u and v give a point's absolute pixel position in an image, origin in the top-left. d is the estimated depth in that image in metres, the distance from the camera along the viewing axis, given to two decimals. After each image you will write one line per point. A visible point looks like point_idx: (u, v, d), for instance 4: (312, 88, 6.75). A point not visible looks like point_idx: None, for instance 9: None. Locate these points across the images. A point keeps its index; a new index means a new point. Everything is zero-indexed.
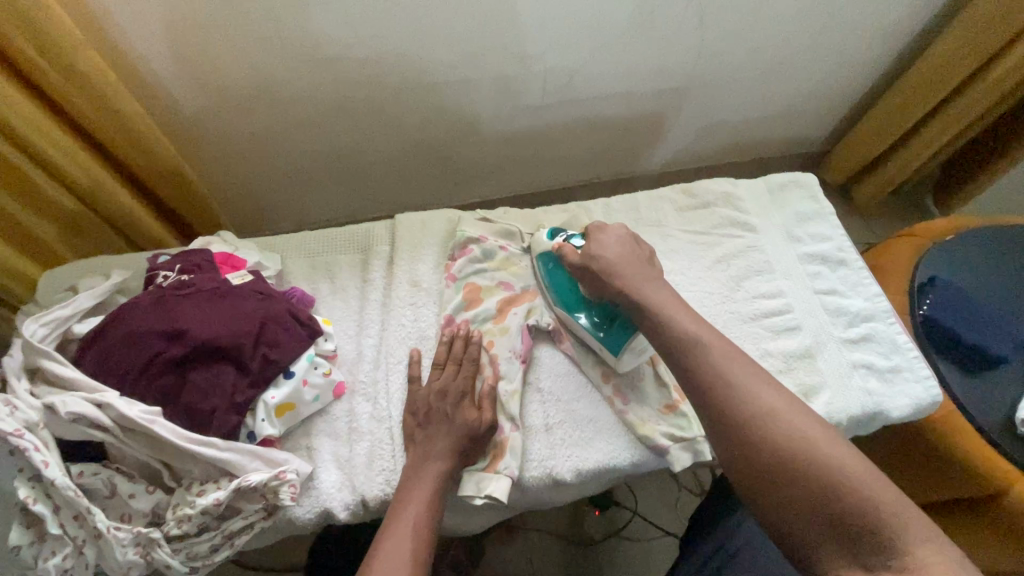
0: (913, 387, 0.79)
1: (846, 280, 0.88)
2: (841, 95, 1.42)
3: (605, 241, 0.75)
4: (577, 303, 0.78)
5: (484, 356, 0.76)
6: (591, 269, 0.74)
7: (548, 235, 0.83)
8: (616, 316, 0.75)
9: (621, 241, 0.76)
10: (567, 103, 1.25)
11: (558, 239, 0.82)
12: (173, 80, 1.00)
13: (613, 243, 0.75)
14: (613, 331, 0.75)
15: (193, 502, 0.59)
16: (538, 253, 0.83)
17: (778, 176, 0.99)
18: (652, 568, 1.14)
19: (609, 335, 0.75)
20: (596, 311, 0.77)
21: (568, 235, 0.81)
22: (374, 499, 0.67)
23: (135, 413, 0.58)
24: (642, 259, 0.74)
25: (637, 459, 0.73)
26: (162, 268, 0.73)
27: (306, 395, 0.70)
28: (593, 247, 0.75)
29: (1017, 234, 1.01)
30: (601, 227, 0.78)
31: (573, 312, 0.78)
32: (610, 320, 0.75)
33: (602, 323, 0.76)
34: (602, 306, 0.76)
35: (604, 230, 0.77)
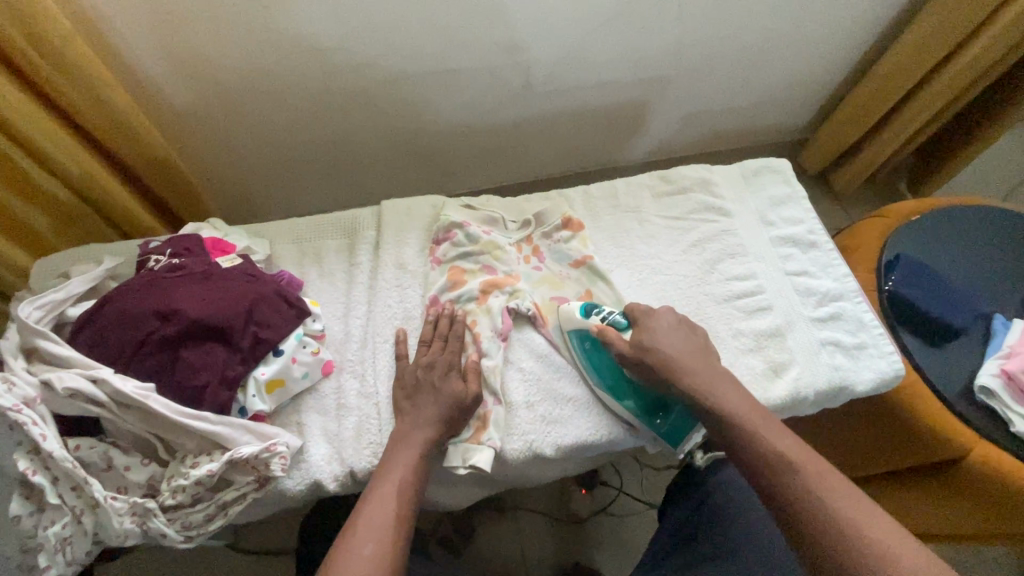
0: (878, 362, 0.83)
1: (816, 261, 0.92)
2: (819, 84, 1.45)
3: (657, 331, 0.75)
4: (625, 389, 0.78)
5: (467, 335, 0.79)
6: (646, 364, 0.73)
7: (583, 312, 0.80)
8: (672, 404, 0.77)
9: (671, 327, 0.76)
10: (552, 93, 1.27)
11: (594, 318, 0.79)
12: (160, 71, 1.01)
13: (665, 331, 0.76)
14: (670, 419, 0.77)
15: (187, 473, 0.62)
16: (570, 330, 0.80)
17: (753, 161, 1.02)
18: (637, 542, 1.17)
19: (663, 420, 0.77)
20: (643, 396, 0.77)
21: (606, 315, 0.79)
22: (362, 471, 0.70)
23: (129, 388, 0.61)
24: (700, 350, 0.75)
25: (612, 434, 0.77)
26: (153, 252, 0.75)
27: (295, 372, 0.72)
28: (646, 339, 0.74)
29: (981, 212, 1.04)
30: (647, 311, 0.78)
31: (621, 398, 0.77)
32: (664, 410, 0.77)
33: (658, 411, 0.77)
34: (651, 391, 0.77)
35: (653, 315, 0.77)
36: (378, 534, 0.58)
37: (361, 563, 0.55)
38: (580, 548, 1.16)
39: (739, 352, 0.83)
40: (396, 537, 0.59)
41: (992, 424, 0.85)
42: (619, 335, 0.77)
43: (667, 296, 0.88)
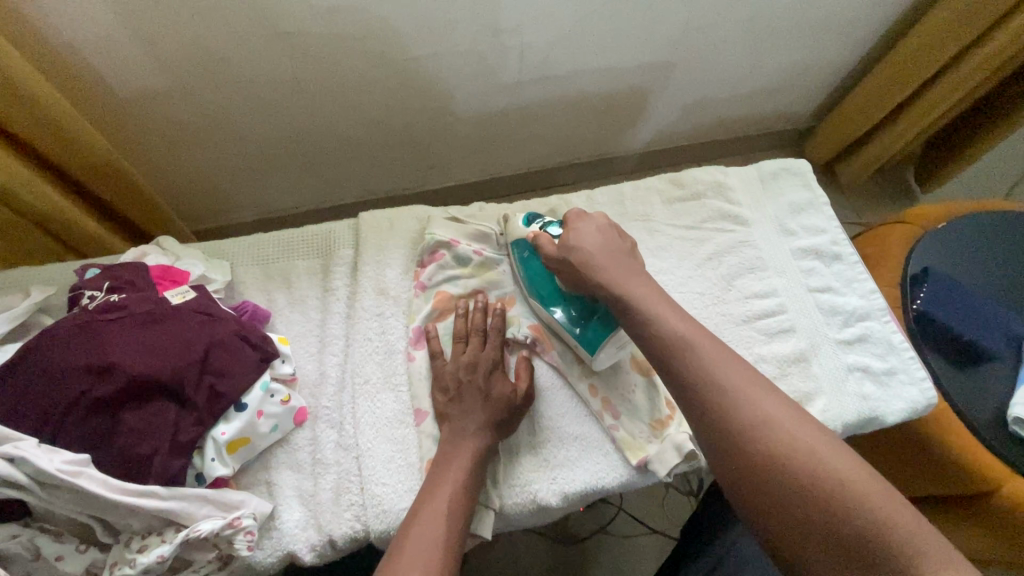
0: (909, 390, 0.76)
1: (841, 277, 0.83)
2: (831, 70, 1.35)
3: (584, 230, 0.68)
4: (555, 296, 0.72)
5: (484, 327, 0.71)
6: (567, 262, 0.66)
7: (525, 221, 0.75)
8: (596, 307, 0.69)
9: (602, 230, 0.68)
10: (545, 80, 1.15)
11: (535, 226, 0.75)
12: (94, 60, 0.87)
13: (599, 252, 0.66)
14: (591, 325, 0.69)
15: (133, 560, 0.53)
16: (513, 241, 0.76)
17: (770, 163, 0.93)
18: (639, 563, 1.12)
19: (586, 331, 0.69)
20: (573, 304, 0.71)
21: (546, 223, 0.74)
22: (343, 539, 0.61)
23: (55, 466, 0.51)
24: (625, 252, 0.67)
25: (625, 480, 0.68)
26: (87, 287, 0.63)
27: (262, 427, 0.63)
28: (570, 238, 0.67)
29: (1008, 217, 0.97)
30: (580, 215, 0.70)
31: (550, 305, 0.72)
32: (589, 315, 0.70)
33: (580, 317, 0.70)
34: (580, 299, 0.70)
35: (583, 218, 0.69)
36: (423, 559, 0.50)
37: None
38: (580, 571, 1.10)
39: None
40: (442, 558, 0.51)
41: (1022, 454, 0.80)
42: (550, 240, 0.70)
43: None
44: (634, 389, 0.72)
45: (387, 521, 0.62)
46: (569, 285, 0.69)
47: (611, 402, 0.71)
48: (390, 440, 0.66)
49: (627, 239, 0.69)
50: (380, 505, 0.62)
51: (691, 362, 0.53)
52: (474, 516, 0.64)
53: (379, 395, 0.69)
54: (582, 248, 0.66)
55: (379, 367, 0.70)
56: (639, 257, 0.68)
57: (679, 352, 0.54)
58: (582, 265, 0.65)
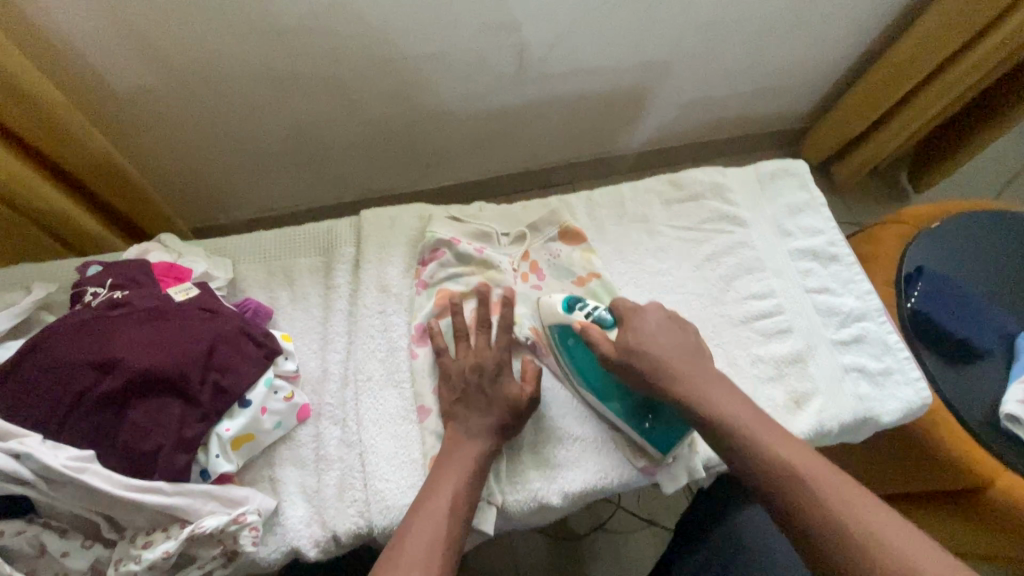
0: (904, 390, 0.77)
1: (837, 277, 0.85)
2: (825, 72, 1.36)
3: (642, 325, 0.65)
4: (613, 392, 0.69)
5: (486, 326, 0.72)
6: (632, 367, 0.63)
7: (566, 306, 0.70)
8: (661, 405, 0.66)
9: (661, 324, 0.66)
10: (544, 80, 1.16)
11: (576, 313, 0.69)
12: (93, 57, 0.87)
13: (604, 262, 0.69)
14: (660, 426, 0.67)
15: (138, 556, 0.53)
16: (554, 325, 0.71)
17: (767, 163, 0.94)
18: (636, 560, 1.12)
19: (657, 430, 0.67)
20: (636, 401, 0.68)
21: (591, 311, 0.69)
22: (346, 535, 0.62)
23: (60, 462, 0.51)
24: (692, 349, 0.65)
25: (626, 479, 0.69)
26: (90, 283, 0.63)
27: (266, 424, 0.63)
28: (632, 338, 0.64)
29: (1000, 218, 0.99)
30: (635, 308, 0.67)
31: (608, 401, 0.69)
32: (654, 411, 0.67)
33: (647, 413, 0.67)
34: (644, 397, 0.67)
35: (640, 313, 0.67)
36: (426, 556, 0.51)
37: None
38: (577, 568, 1.11)
39: (758, 382, 0.76)
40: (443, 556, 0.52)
41: (1015, 452, 0.81)
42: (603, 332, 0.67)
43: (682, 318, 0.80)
44: None
45: (391, 517, 0.62)
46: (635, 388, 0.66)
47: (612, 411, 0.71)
48: (393, 437, 0.67)
49: (685, 325, 0.68)
50: (384, 501, 0.62)
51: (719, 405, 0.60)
52: (476, 512, 0.64)
53: (382, 392, 0.69)
54: (649, 355, 0.63)
55: (382, 365, 0.71)
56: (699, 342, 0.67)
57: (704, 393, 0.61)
58: (651, 373, 0.63)
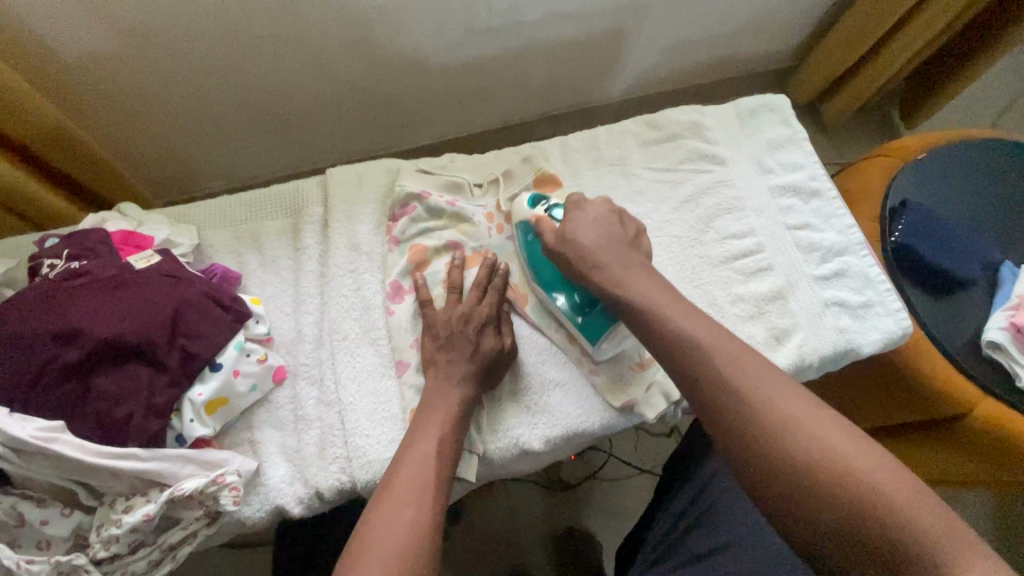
0: (884, 321, 0.77)
1: (819, 213, 0.83)
2: (813, 5, 1.30)
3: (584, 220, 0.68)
4: (557, 283, 0.71)
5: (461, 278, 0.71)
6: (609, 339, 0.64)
7: (529, 202, 0.74)
8: (596, 299, 0.68)
9: (600, 220, 0.68)
10: (516, 26, 1.09)
11: (539, 209, 0.73)
12: (29, 19, 0.80)
13: (590, 223, 0.67)
14: (593, 316, 0.68)
15: (119, 520, 0.53)
16: (519, 223, 0.75)
17: (748, 99, 0.90)
18: (629, 503, 1.15)
19: (588, 321, 0.68)
20: (576, 292, 0.69)
21: (550, 205, 0.72)
22: (329, 490, 0.62)
23: (27, 433, 0.50)
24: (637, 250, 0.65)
25: (607, 422, 0.69)
26: (46, 255, 0.61)
27: (240, 387, 0.62)
28: (568, 226, 0.67)
29: (984, 146, 0.97)
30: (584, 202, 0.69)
31: (551, 291, 0.71)
32: (591, 304, 0.68)
33: (582, 305, 0.69)
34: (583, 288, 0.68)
35: (582, 207, 0.69)
36: (416, 491, 0.53)
37: (405, 525, 0.50)
38: (571, 515, 1.13)
39: (738, 322, 0.76)
40: (429, 499, 0.53)
41: (996, 378, 0.82)
42: (552, 224, 0.70)
43: (660, 263, 0.79)
44: None
45: (374, 470, 0.62)
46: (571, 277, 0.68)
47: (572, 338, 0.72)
48: (372, 392, 0.66)
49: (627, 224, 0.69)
50: (365, 456, 0.63)
51: (806, 445, 0.46)
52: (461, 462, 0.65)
53: (358, 349, 0.68)
54: (577, 240, 0.66)
55: (357, 323, 0.70)
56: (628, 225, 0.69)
57: (797, 436, 0.47)
58: None
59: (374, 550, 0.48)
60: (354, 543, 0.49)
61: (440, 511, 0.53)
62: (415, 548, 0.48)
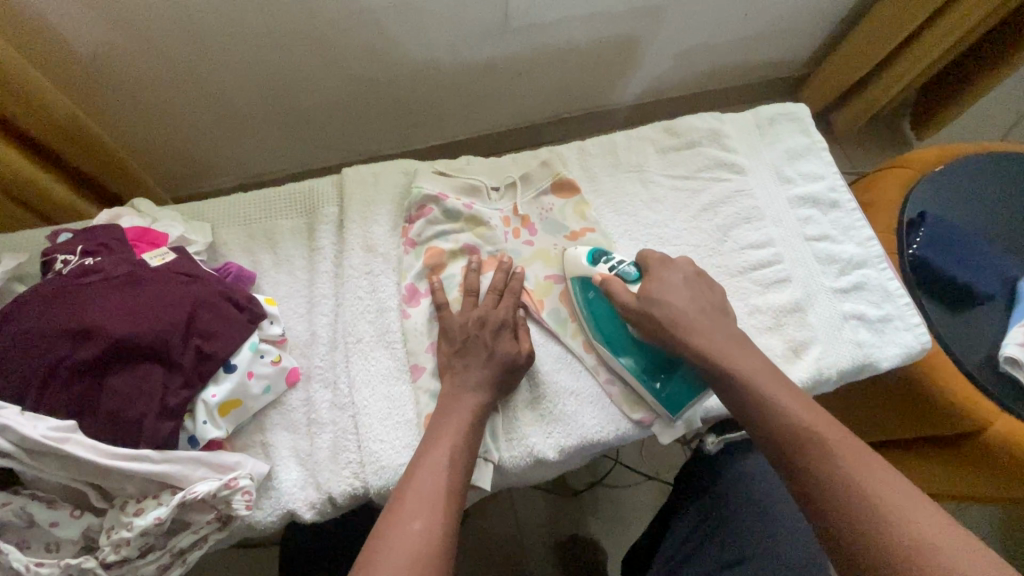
0: (903, 335, 0.76)
1: (838, 224, 0.82)
2: (828, 14, 1.30)
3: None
4: (624, 344, 0.69)
5: (478, 285, 0.70)
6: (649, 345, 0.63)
7: (590, 258, 0.71)
8: (677, 364, 0.67)
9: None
10: (531, 28, 1.08)
11: (601, 265, 0.71)
12: (43, 10, 0.79)
13: (673, 281, 0.67)
14: (673, 379, 0.66)
15: (130, 523, 0.52)
16: (576, 277, 0.72)
17: (767, 108, 0.90)
18: (635, 511, 1.14)
19: (667, 386, 0.67)
20: (648, 355, 0.68)
21: (615, 264, 0.70)
22: (342, 495, 0.61)
23: (39, 433, 0.49)
24: None
25: (623, 433, 0.68)
26: (60, 251, 0.60)
27: (254, 389, 0.61)
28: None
29: (1001, 160, 0.96)
30: (658, 260, 0.69)
31: (618, 352, 0.69)
32: (667, 368, 0.67)
33: (659, 370, 0.67)
34: (658, 352, 0.67)
35: (664, 266, 0.69)
36: (429, 500, 0.52)
37: (421, 534, 0.49)
38: (578, 522, 1.12)
39: (756, 333, 0.75)
40: (446, 507, 0.52)
41: (1014, 394, 0.81)
42: (625, 285, 0.68)
43: None
44: None
45: (387, 476, 0.61)
46: (648, 337, 0.67)
47: (592, 342, 0.72)
48: (386, 396, 0.65)
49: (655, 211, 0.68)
50: (379, 461, 0.62)
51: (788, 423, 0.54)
52: (475, 469, 0.64)
53: (373, 352, 0.67)
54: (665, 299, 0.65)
55: (372, 326, 0.69)
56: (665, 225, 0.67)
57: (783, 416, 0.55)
58: None
59: (390, 559, 0.47)
60: (367, 553, 0.48)
61: (455, 519, 0.52)
62: (430, 556, 0.48)
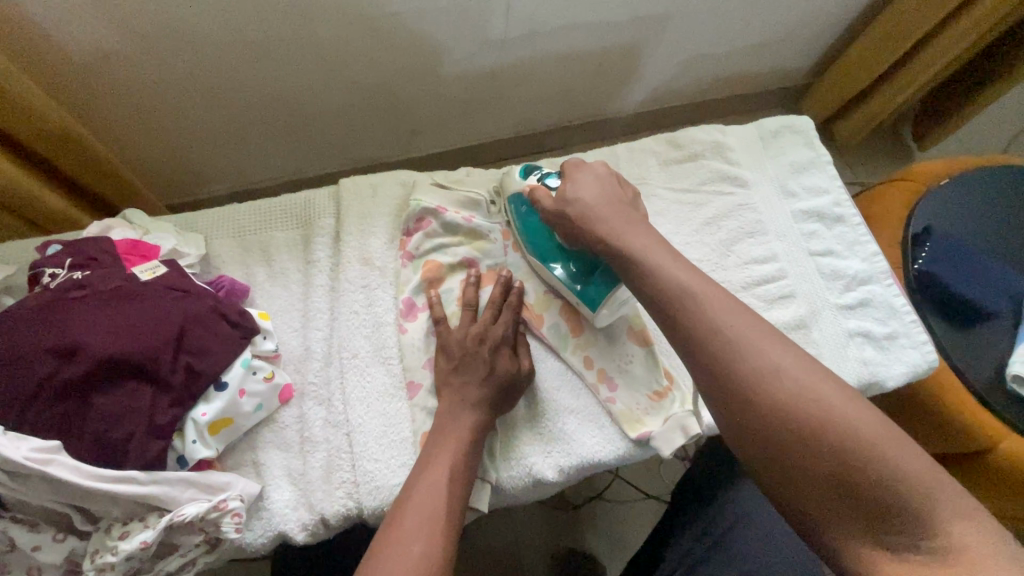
0: (909, 353, 0.75)
1: (843, 239, 0.81)
2: (831, 25, 1.29)
3: (581, 178, 0.66)
4: (552, 252, 0.70)
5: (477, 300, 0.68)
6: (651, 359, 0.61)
7: (521, 173, 0.74)
8: (595, 265, 0.67)
9: (600, 180, 0.66)
10: (532, 36, 1.07)
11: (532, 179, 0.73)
12: (38, 16, 0.78)
13: (590, 182, 0.66)
14: (593, 283, 0.67)
15: (115, 548, 0.51)
16: (510, 196, 0.74)
17: (770, 120, 0.88)
18: (635, 526, 1.13)
19: (587, 288, 0.68)
20: (572, 260, 0.69)
21: (542, 174, 0.72)
22: (335, 517, 0.60)
23: (22, 455, 0.48)
24: None
25: (624, 453, 0.66)
26: (49, 264, 0.59)
27: (245, 407, 0.60)
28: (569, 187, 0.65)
29: (1006, 174, 0.95)
30: (576, 163, 0.68)
31: (548, 262, 0.70)
32: (588, 270, 0.68)
33: (580, 274, 0.68)
34: (579, 254, 0.68)
35: (581, 167, 0.68)
36: (431, 525, 0.50)
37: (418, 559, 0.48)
38: (576, 538, 1.10)
39: None
40: (443, 531, 0.50)
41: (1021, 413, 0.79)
42: (547, 191, 0.69)
43: None
44: (632, 360, 0.70)
45: (382, 497, 0.60)
46: (568, 241, 0.67)
47: (592, 359, 0.70)
48: (381, 414, 0.64)
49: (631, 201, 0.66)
50: (373, 481, 0.60)
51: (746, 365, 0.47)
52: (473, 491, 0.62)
53: (368, 369, 0.66)
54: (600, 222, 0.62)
55: (368, 341, 0.67)
56: (639, 207, 0.66)
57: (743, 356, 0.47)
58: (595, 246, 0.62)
59: None
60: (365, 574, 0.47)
61: (455, 546, 0.50)
62: None
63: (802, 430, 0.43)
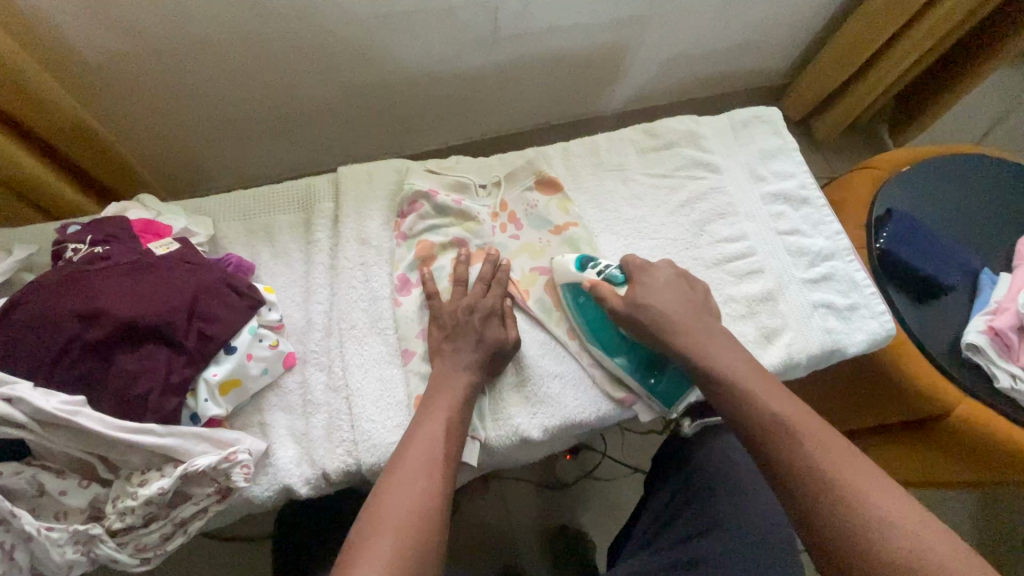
0: (869, 323, 0.80)
1: (808, 219, 0.87)
2: (804, 26, 1.36)
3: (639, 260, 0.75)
4: (616, 345, 0.73)
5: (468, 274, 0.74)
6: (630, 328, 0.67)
7: (578, 264, 0.75)
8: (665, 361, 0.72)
9: (671, 281, 0.72)
10: (520, 37, 1.13)
11: (589, 270, 0.74)
12: (54, 18, 0.83)
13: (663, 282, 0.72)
14: (664, 378, 0.72)
15: (135, 493, 0.55)
16: (565, 284, 0.75)
17: (741, 111, 0.95)
18: (622, 502, 1.17)
19: (659, 384, 0.72)
20: (641, 355, 0.73)
21: (603, 268, 0.74)
22: (336, 472, 0.65)
23: (52, 405, 0.53)
24: None
25: (603, 413, 0.72)
26: (70, 240, 0.64)
27: (253, 370, 0.65)
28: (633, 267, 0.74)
29: (963, 161, 1.02)
30: (643, 265, 0.74)
31: (612, 353, 0.73)
32: (657, 367, 0.72)
33: (651, 370, 0.72)
34: (649, 351, 0.72)
35: (650, 270, 0.73)
36: (428, 468, 0.56)
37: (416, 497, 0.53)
38: (566, 514, 1.15)
39: (730, 320, 0.79)
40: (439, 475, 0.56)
41: (977, 381, 0.85)
42: (614, 288, 0.72)
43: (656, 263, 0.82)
44: None
45: (378, 453, 0.65)
46: (641, 340, 0.71)
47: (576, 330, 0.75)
48: (378, 379, 0.69)
49: (696, 288, 0.74)
50: (370, 439, 0.65)
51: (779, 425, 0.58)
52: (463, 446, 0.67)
53: (365, 338, 0.71)
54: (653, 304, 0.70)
55: (365, 313, 0.73)
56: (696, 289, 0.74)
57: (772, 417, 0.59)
58: None
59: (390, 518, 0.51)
60: (368, 511, 0.53)
61: (446, 487, 0.56)
62: (425, 519, 0.52)
63: (813, 480, 0.53)
